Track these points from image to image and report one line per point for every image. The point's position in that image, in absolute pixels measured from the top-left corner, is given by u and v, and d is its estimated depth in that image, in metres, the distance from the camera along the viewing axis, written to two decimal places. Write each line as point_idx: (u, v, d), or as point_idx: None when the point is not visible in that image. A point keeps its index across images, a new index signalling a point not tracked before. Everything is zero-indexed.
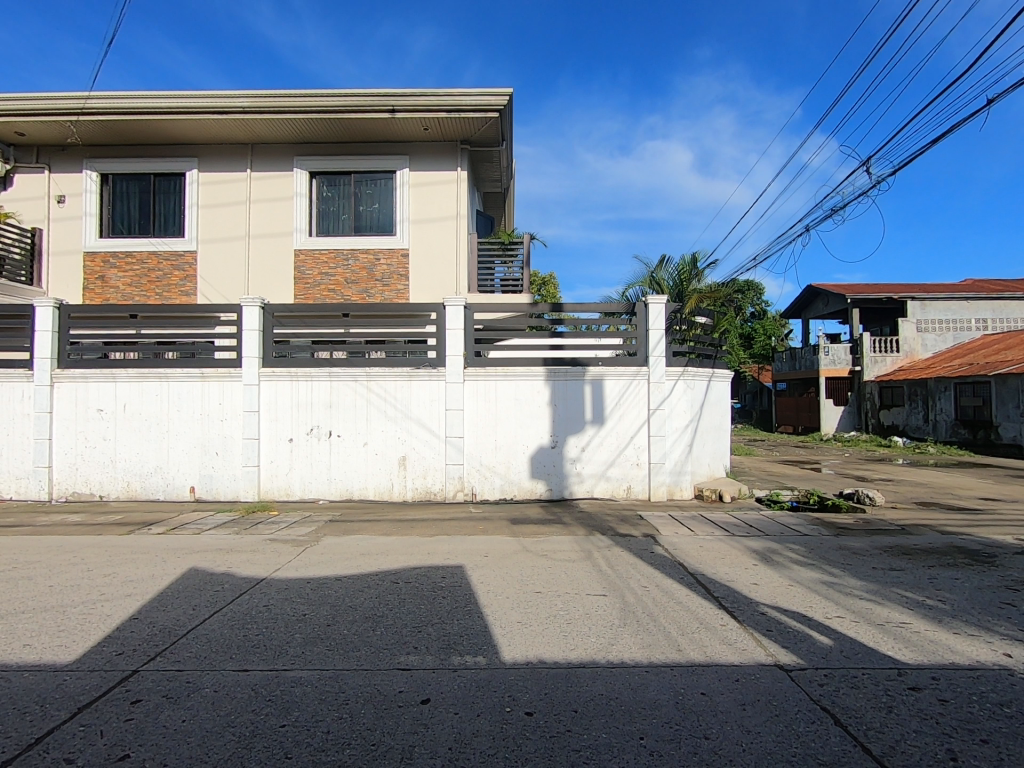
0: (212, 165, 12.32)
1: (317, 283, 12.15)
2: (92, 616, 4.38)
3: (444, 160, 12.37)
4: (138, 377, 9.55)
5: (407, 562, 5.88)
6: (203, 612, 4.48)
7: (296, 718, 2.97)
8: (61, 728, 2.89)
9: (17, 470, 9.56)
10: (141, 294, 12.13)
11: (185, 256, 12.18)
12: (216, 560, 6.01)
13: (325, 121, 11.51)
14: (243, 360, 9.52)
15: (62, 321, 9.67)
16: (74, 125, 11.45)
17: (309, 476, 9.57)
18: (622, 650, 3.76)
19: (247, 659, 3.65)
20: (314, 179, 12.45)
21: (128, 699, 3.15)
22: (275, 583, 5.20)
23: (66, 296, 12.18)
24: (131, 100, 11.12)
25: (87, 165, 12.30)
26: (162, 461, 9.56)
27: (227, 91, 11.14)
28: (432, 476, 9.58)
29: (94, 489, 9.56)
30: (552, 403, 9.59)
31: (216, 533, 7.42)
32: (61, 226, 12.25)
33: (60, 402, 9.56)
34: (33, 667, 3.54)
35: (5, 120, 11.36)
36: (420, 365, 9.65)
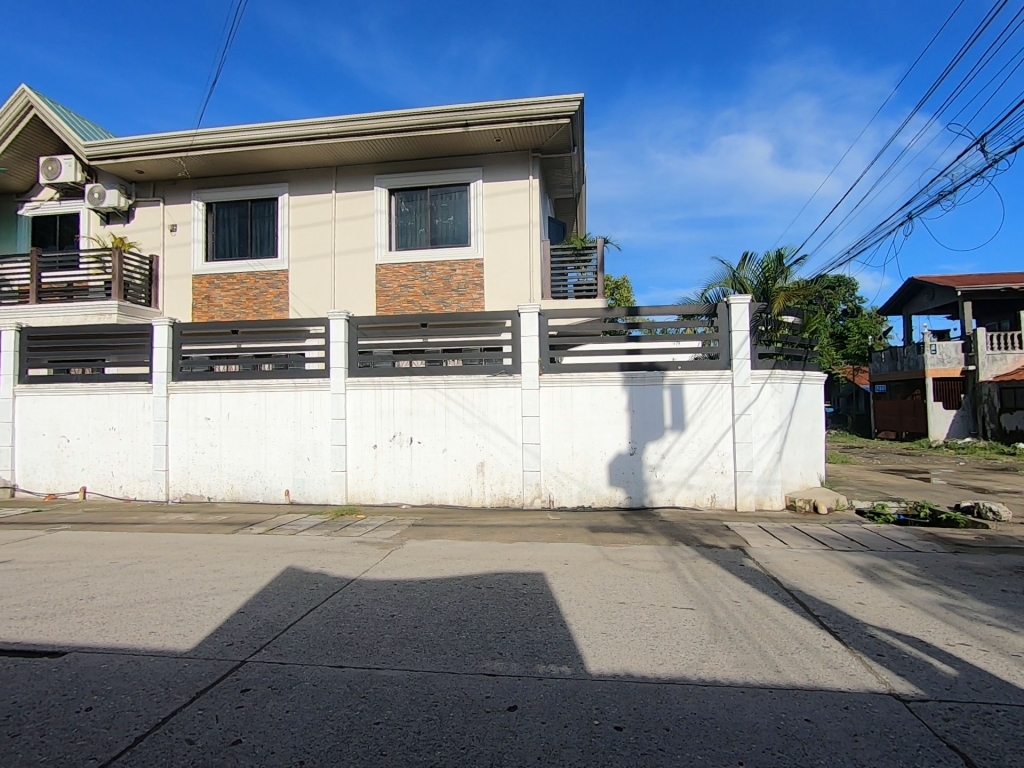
0: (300, 189, 13.17)
1: (397, 295, 12.65)
2: (204, 608, 4.75)
3: (516, 170, 12.52)
4: (239, 388, 10.35)
5: (488, 567, 5.94)
6: (301, 609, 4.74)
7: (389, 717, 3.06)
8: (182, 710, 3.15)
9: (140, 473, 10.61)
10: (241, 311, 13.14)
11: (278, 275, 13.08)
12: (311, 560, 6.37)
13: (402, 140, 11.99)
14: (331, 371, 10.08)
15: (175, 338, 10.66)
16: (183, 160, 12.66)
17: (392, 481, 9.93)
18: (715, 668, 3.59)
19: (341, 657, 3.82)
20: (393, 196, 13.01)
21: (238, 688, 3.39)
22: (365, 584, 5.42)
23: (178, 315, 13.43)
24: (231, 134, 12.13)
25: (194, 196, 13.54)
26: (261, 466, 10.27)
27: (314, 119, 11.89)
28: (510, 482, 9.65)
29: (203, 491, 10.43)
30: (630, 408, 9.38)
31: (310, 534, 7.88)
32: (174, 252, 13.55)
33: (175, 412, 10.54)
34: (157, 653, 3.90)
35: (127, 160, 12.72)
36: (495, 372, 9.77)
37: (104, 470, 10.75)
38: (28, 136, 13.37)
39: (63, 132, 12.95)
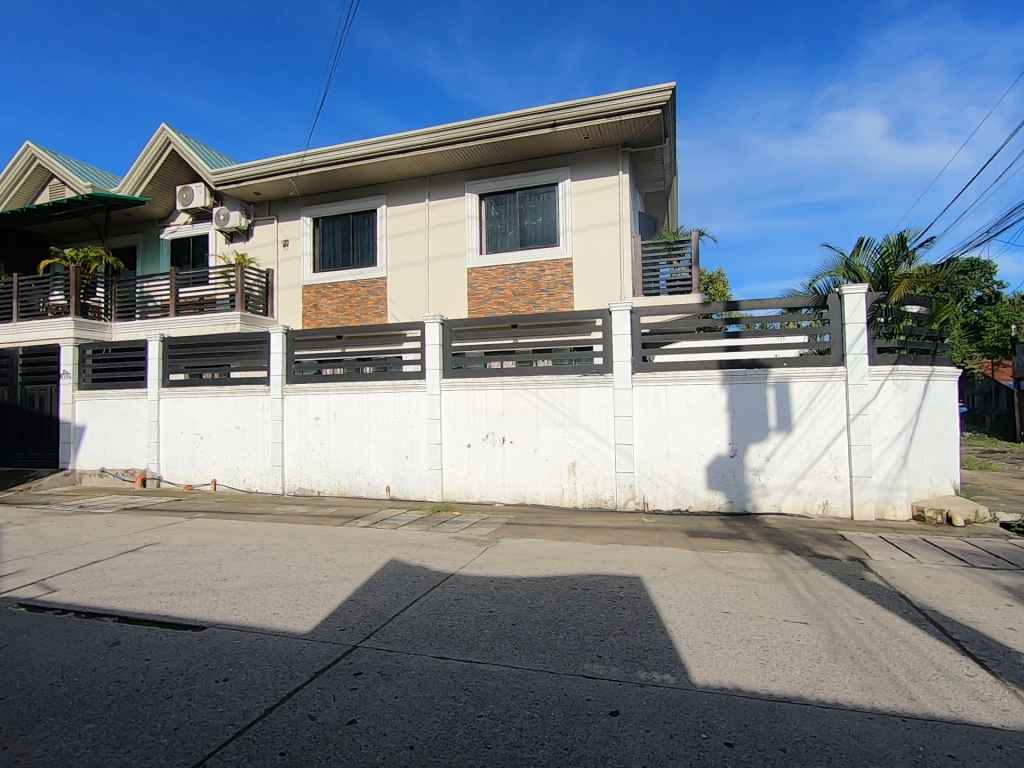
0: (397, 200, 13.83)
1: (488, 298, 12.91)
2: (319, 594, 5.12)
3: (605, 167, 12.34)
4: (344, 390, 11.05)
5: (583, 569, 5.89)
6: (404, 600, 4.97)
7: (491, 711, 3.12)
8: (304, 688, 3.41)
9: (260, 468, 11.64)
10: (345, 318, 14.03)
11: (377, 283, 13.82)
12: (412, 553, 6.67)
13: (491, 145, 12.21)
14: (427, 372, 10.48)
15: (288, 344, 11.58)
16: (294, 180, 13.74)
17: (485, 479, 10.14)
18: (836, 689, 3.31)
19: (444, 648, 3.96)
20: (483, 201, 13.30)
21: (352, 671, 3.61)
22: (463, 580, 5.57)
23: (291, 323, 14.59)
24: (334, 152, 12.98)
25: (303, 212, 14.65)
26: (364, 463, 10.90)
27: (408, 132, 12.42)
28: (602, 483, 9.52)
29: (314, 486, 11.25)
30: (730, 408, 8.92)
31: (410, 528, 8.25)
32: (286, 266, 14.73)
33: (289, 412, 11.45)
34: (281, 633, 4.25)
35: (247, 183, 14.03)
36: (586, 372, 9.68)
37: (231, 465, 11.91)
38: (167, 168, 15.13)
39: (194, 162, 14.53)
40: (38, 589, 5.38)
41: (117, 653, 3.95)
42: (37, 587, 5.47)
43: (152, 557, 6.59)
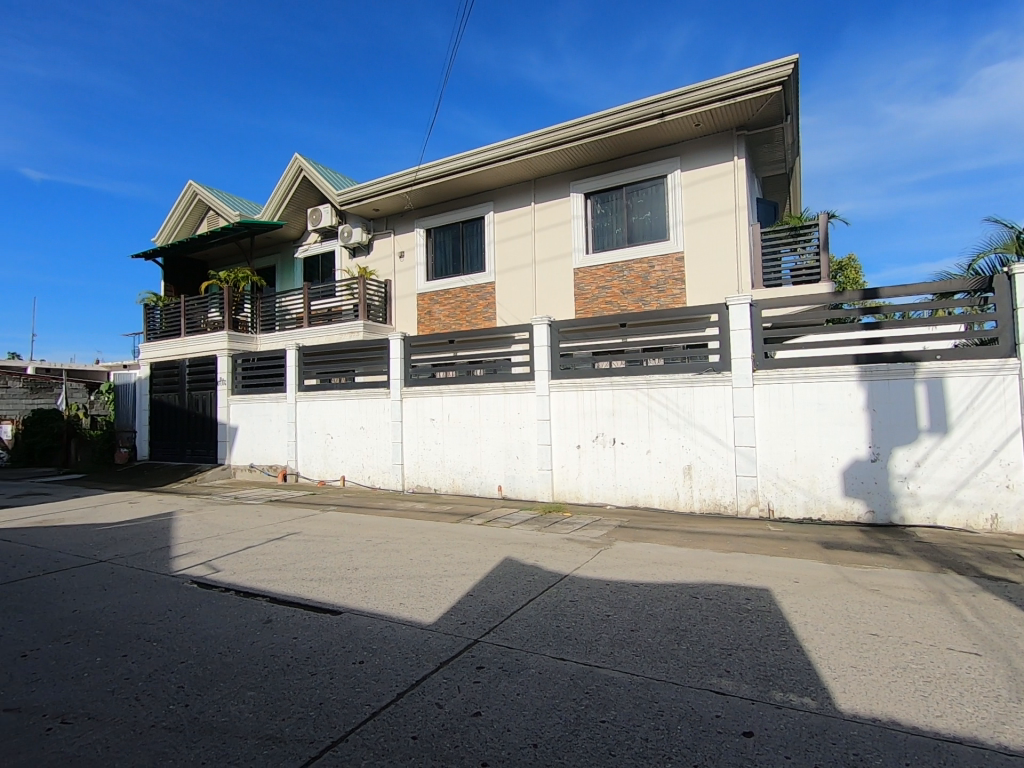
0: (504, 205, 14.14)
1: (595, 297, 12.77)
2: (441, 587, 5.36)
3: (718, 153, 11.69)
4: (457, 393, 11.49)
5: (703, 577, 5.60)
6: (521, 598, 5.05)
7: (614, 718, 3.06)
8: (431, 676, 3.57)
9: (383, 466, 12.46)
10: (456, 323, 14.60)
11: (486, 288, 14.22)
12: (526, 553, 6.76)
13: (596, 143, 12.06)
14: (536, 374, 10.58)
15: (406, 349, 12.26)
16: (408, 194, 14.54)
17: (596, 481, 10.02)
18: (1023, 734, 2.84)
19: (563, 649, 3.95)
20: (589, 199, 13.18)
21: (475, 664, 3.72)
22: (578, 581, 5.54)
23: (408, 329, 15.47)
24: (444, 164, 13.54)
25: (416, 224, 15.45)
26: (477, 463, 11.25)
27: (513, 138, 12.63)
28: (721, 487, 9.01)
29: (431, 483, 11.81)
30: (870, 407, 8.03)
31: (522, 528, 8.38)
32: (403, 276, 15.64)
33: (407, 414, 12.13)
34: (408, 622, 4.51)
35: (367, 201, 15.10)
36: (702, 370, 9.20)
37: (357, 462, 12.87)
38: (299, 193, 16.73)
39: (322, 185, 15.91)
40: (205, 569, 6.18)
41: (270, 630, 4.42)
42: (206, 567, 6.29)
43: (294, 545, 7.30)
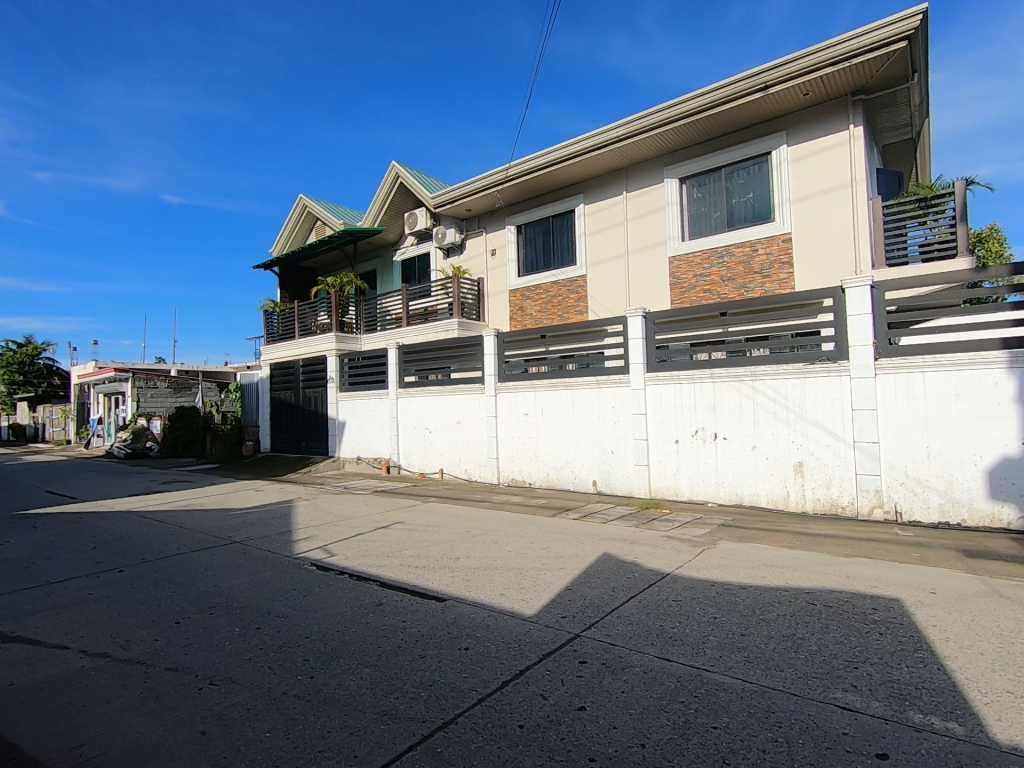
0: (594, 197, 13.92)
1: (692, 286, 12.24)
2: (540, 580, 5.40)
3: (830, 123, 10.74)
4: (550, 387, 11.50)
5: (821, 582, 5.19)
6: (622, 595, 4.96)
7: (727, 725, 2.92)
8: (534, 667, 3.61)
9: (479, 460, 12.78)
10: (548, 317, 14.62)
11: (577, 281, 14.10)
12: (625, 549, 6.64)
13: (692, 124, 11.52)
14: (630, 366, 10.34)
15: (500, 345, 12.46)
16: (499, 192, 14.75)
17: (697, 478, 9.62)
18: None
19: (668, 650, 3.84)
20: (685, 184, 12.62)
21: (577, 658, 3.72)
22: (681, 581, 5.35)
23: (500, 325, 15.73)
24: (534, 160, 13.57)
25: (507, 222, 15.63)
26: (571, 457, 11.21)
27: (604, 127, 12.38)
28: (838, 487, 8.31)
29: (526, 477, 11.93)
30: (1023, 398, 7.02)
31: (620, 523, 8.24)
32: (495, 273, 15.91)
33: (502, 409, 12.35)
34: (510, 612, 4.59)
35: (460, 202, 15.51)
36: (814, 360, 8.53)
37: (455, 456, 13.30)
38: (397, 199, 17.53)
39: (417, 190, 16.56)
40: (322, 553, 6.69)
41: (381, 612, 4.69)
42: (324, 551, 6.81)
43: (399, 533, 7.70)
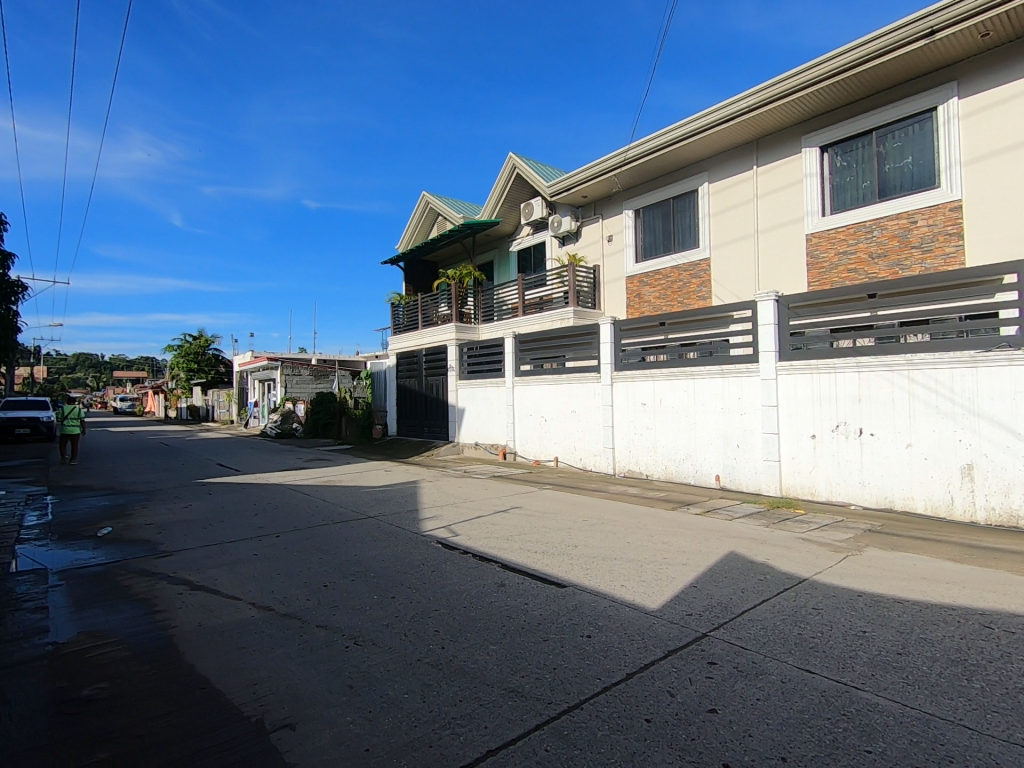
0: (720, 174, 13.06)
1: (834, 265, 11.09)
2: (662, 575, 5.25)
3: (1016, 67, 9.11)
4: (670, 376, 11.07)
5: (998, 604, 4.49)
6: (753, 597, 4.67)
7: (883, 751, 2.63)
8: (659, 662, 3.53)
9: (594, 449, 12.68)
10: (668, 304, 14.05)
11: (700, 265, 13.37)
12: (754, 549, 6.23)
13: (837, 85, 10.35)
14: (760, 354, 9.62)
15: (617, 334, 12.20)
16: (616, 176, 14.37)
17: (836, 477, 8.76)
18: None
19: (808, 660, 3.55)
20: (827, 153, 11.41)
21: (706, 659, 3.57)
22: (820, 588, 4.91)
23: (617, 313, 15.41)
24: (654, 139, 13.02)
25: (624, 206, 15.19)
26: (692, 450, 10.72)
27: (733, 97, 11.54)
28: (1020, 495, 7.11)
29: (643, 469, 11.63)
30: None
31: (747, 522, 7.76)
32: (611, 259, 15.58)
33: (618, 398, 12.12)
34: (632, 605, 4.51)
35: (576, 189, 15.37)
36: (990, 346, 7.34)
37: (570, 444, 13.32)
38: (513, 190, 17.78)
39: (533, 180, 16.67)
40: (447, 532, 7.06)
41: (504, 593, 4.85)
42: (449, 530, 7.17)
43: (517, 518, 7.89)
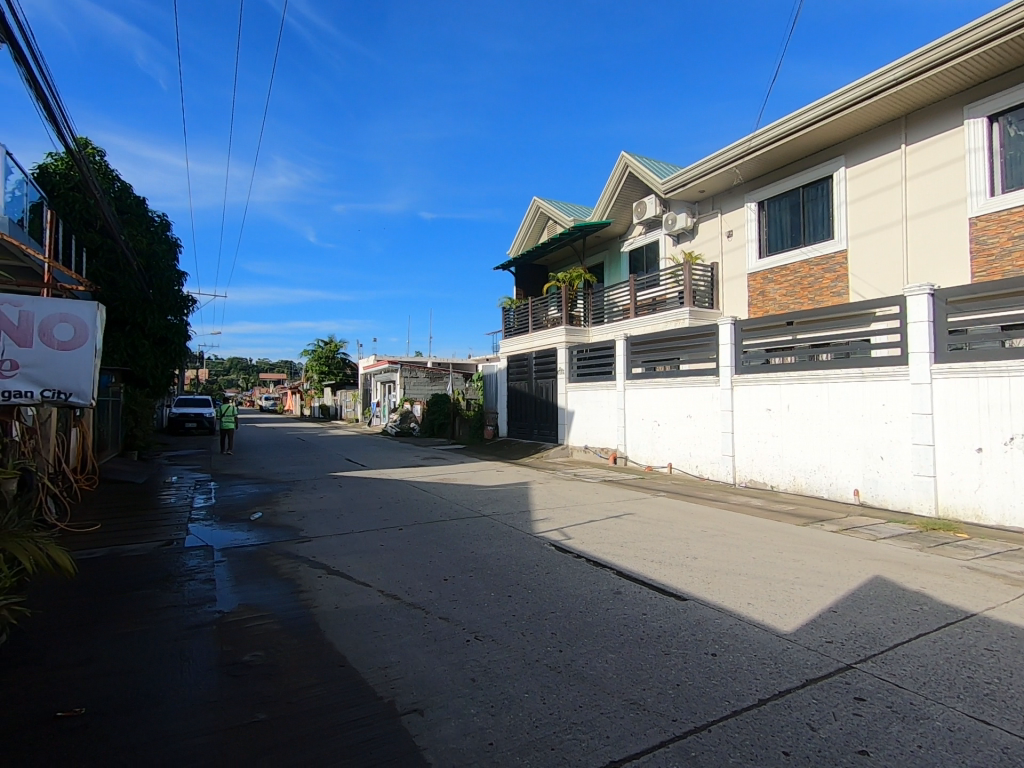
0: (860, 157, 11.80)
1: (1005, 252, 9.59)
2: (795, 595, 4.83)
3: None
4: (799, 380, 10.21)
5: None
6: (906, 629, 4.15)
7: None
8: (797, 691, 3.25)
9: (712, 457, 12.03)
10: (796, 302, 12.97)
11: (835, 258, 12.20)
12: (905, 575, 5.53)
13: (1011, 44, 8.90)
14: (910, 355, 8.56)
15: (738, 334, 11.48)
16: (738, 167, 13.54)
17: (1009, 498, 7.53)
18: None
19: (983, 709, 3.07)
20: (996, 123, 9.88)
21: (852, 693, 3.23)
22: (993, 626, 4.24)
23: (738, 313, 14.51)
24: (782, 125, 12.09)
25: (746, 199, 14.26)
26: (826, 461, 9.79)
27: (877, 71, 10.37)
28: None
29: (767, 479, 10.83)
30: None
31: (894, 543, 6.92)
32: (731, 256, 14.72)
33: (739, 403, 11.39)
34: (761, 625, 4.21)
35: (692, 184, 14.73)
36: None
37: (685, 451, 12.76)
38: (625, 189, 17.44)
39: (646, 178, 16.23)
40: (560, 534, 7.06)
41: (621, 601, 4.75)
42: (561, 533, 7.17)
43: (631, 524, 7.70)
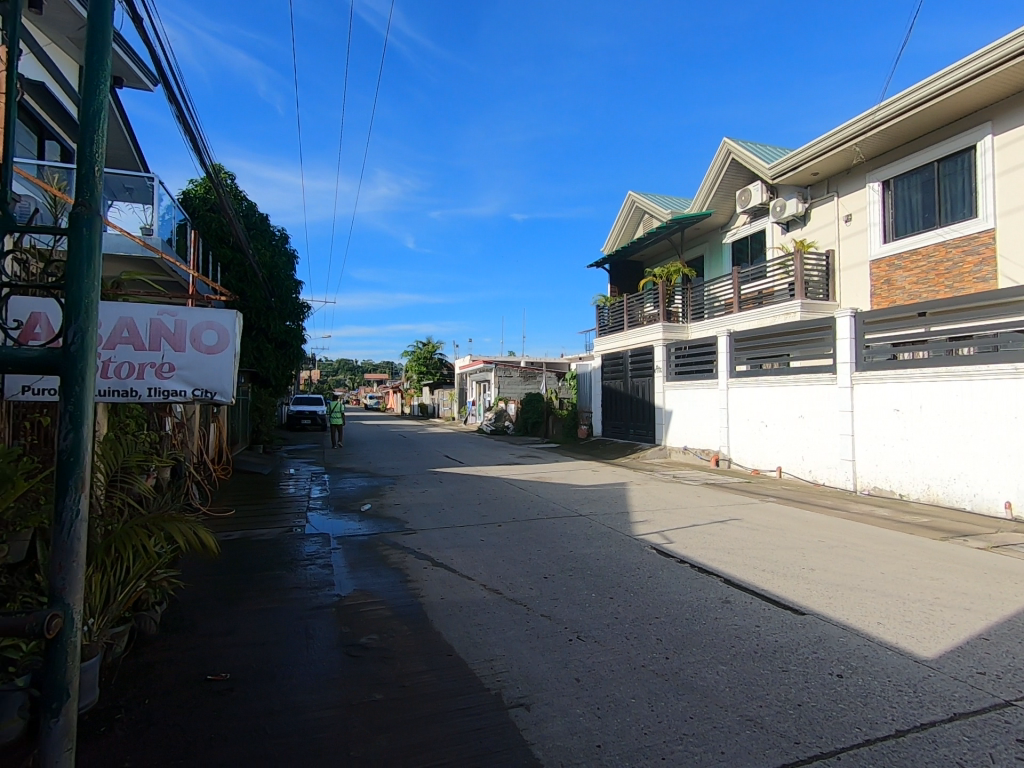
0: (1011, 122, 10.33)
1: None
2: (935, 618, 4.33)
3: None
4: (933, 377, 9.14)
5: None
6: None
7: None
8: (942, 725, 2.91)
9: (829, 461, 11.09)
10: (929, 290, 11.62)
11: (979, 239, 10.78)
12: None
13: None
14: None
15: (858, 328, 10.51)
16: (858, 145, 12.36)
17: None
18: None
19: None
20: None
21: (1012, 734, 2.84)
22: None
23: (859, 304, 13.28)
24: (911, 94, 10.87)
25: (868, 179, 12.97)
26: (968, 469, 8.68)
27: None
28: None
29: (895, 488, 9.81)
30: None
31: None
32: (851, 242, 13.49)
33: (860, 403, 10.41)
34: (894, 648, 3.82)
35: (804, 168, 13.69)
36: None
37: (797, 454, 11.87)
38: (727, 177, 16.58)
39: (751, 164, 15.31)
40: (661, 538, 6.86)
41: (731, 611, 4.52)
42: (663, 536, 6.95)
43: (738, 530, 7.29)
